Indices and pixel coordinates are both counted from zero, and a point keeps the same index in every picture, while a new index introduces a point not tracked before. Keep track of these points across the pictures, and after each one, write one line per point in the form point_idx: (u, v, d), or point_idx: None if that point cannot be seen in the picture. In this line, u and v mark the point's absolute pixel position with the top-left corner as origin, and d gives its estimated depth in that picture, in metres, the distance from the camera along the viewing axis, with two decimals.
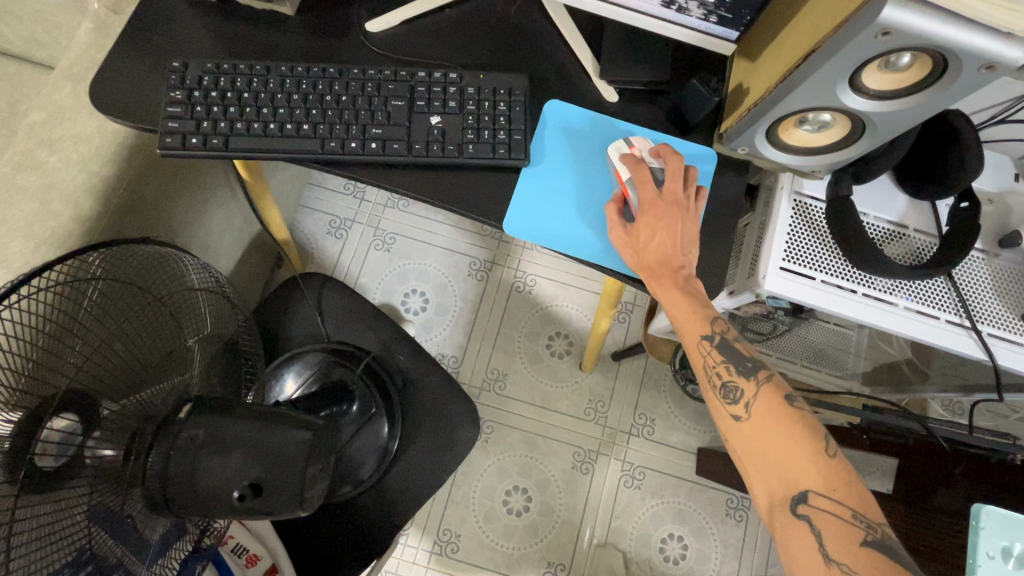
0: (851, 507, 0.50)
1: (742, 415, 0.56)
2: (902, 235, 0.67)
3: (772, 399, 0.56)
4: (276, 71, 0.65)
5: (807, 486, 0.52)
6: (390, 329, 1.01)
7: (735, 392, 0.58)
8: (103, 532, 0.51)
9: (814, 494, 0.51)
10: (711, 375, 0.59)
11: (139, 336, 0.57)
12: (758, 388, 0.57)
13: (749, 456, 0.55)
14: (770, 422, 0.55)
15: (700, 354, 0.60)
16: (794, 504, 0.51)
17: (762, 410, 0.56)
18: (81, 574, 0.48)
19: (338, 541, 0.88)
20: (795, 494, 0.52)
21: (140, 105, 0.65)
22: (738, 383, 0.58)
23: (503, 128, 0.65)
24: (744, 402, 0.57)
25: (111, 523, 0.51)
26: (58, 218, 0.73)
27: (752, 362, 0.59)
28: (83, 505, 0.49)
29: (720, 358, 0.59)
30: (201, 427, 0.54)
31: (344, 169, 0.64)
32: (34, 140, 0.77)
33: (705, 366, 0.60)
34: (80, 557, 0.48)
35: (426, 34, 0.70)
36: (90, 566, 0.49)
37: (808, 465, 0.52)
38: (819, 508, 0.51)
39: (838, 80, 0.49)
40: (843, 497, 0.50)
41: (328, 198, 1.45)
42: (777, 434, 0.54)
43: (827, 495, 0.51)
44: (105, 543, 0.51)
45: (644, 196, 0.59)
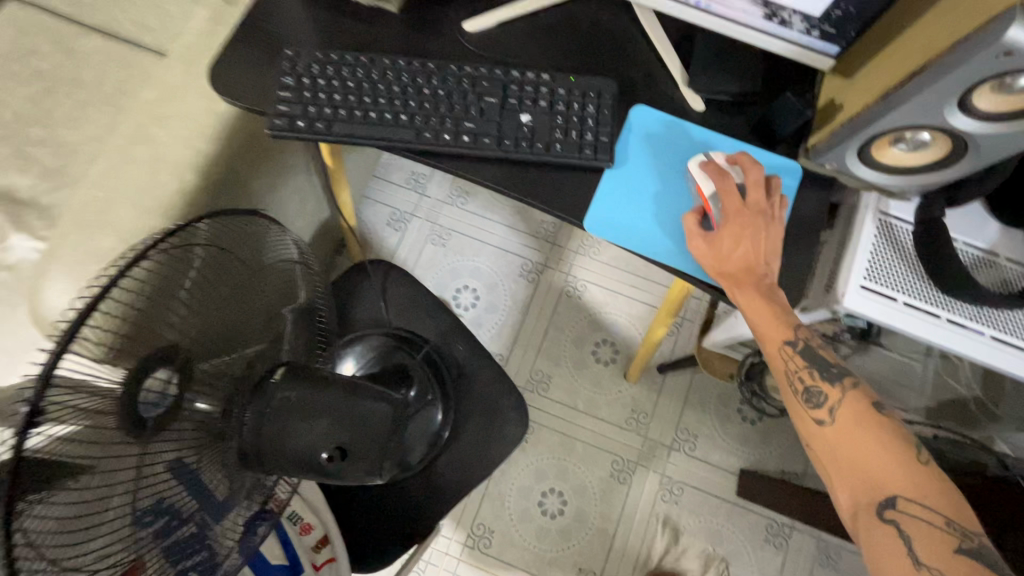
0: (943, 514, 0.50)
1: (826, 420, 0.57)
2: (993, 263, 0.66)
3: (858, 405, 0.57)
4: (378, 64, 0.69)
5: (897, 492, 0.51)
6: (448, 320, 1.04)
7: (819, 396, 0.58)
8: (178, 485, 0.53)
9: (904, 500, 0.51)
10: (793, 379, 0.60)
11: (231, 303, 0.60)
12: (843, 394, 0.57)
13: (833, 460, 0.55)
14: (856, 427, 0.55)
15: (781, 359, 0.60)
16: (882, 509, 0.51)
17: (848, 415, 0.56)
18: (160, 520, 0.51)
19: (384, 520, 0.91)
20: (883, 499, 0.52)
21: (254, 89, 0.70)
22: (822, 388, 0.58)
23: (590, 130, 0.67)
24: (828, 407, 0.57)
25: (185, 476, 0.53)
26: (165, 187, 0.78)
27: (838, 368, 0.59)
28: (167, 459, 0.51)
29: (804, 363, 0.59)
30: (293, 391, 0.59)
31: (435, 160, 0.67)
32: (147, 115, 0.82)
33: (787, 371, 0.60)
34: (158, 505, 0.51)
35: (520, 36, 0.73)
36: (167, 514, 0.51)
37: (897, 470, 0.52)
38: (909, 514, 0.50)
39: (944, 99, 0.49)
40: (936, 504, 0.50)
41: (390, 191, 1.50)
42: (864, 439, 0.54)
43: (918, 502, 0.50)
44: (180, 495, 0.53)
45: (727, 205, 0.60)
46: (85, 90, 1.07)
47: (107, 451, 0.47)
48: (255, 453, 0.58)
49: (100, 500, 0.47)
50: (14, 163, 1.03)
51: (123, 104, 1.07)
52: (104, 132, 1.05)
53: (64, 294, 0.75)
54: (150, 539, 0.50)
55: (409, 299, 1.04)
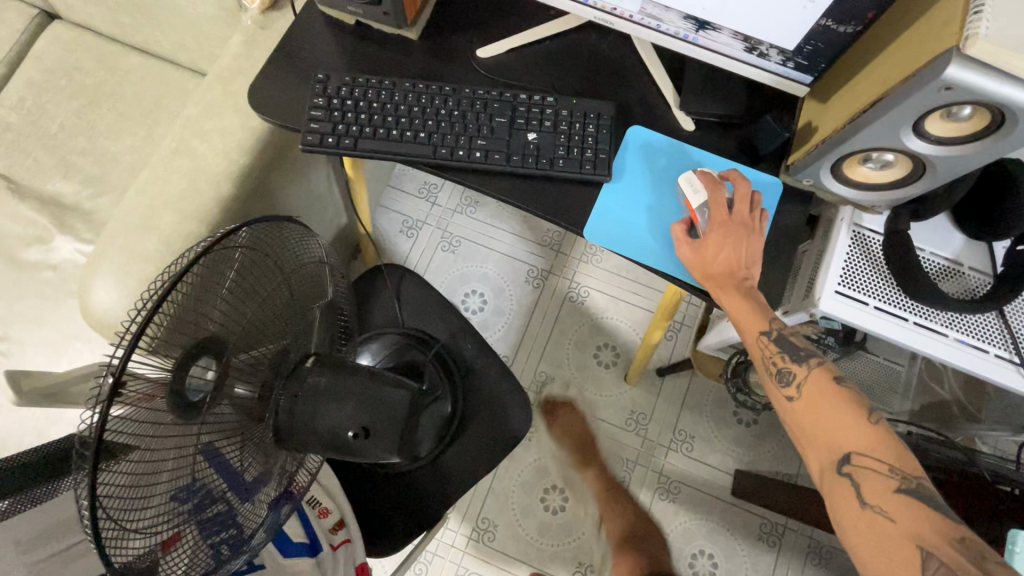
0: (888, 462, 0.56)
1: (795, 395, 0.63)
2: (958, 272, 0.72)
3: (822, 378, 0.63)
4: (400, 86, 0.76)
5: (850, 448, 0.57)
6: (457, 321, 1.11)
7: (789, 376, 0.64)
8: (208, 467, 0.59)
9: (857, 454, 0.57)
10: (767, 362, 0.65)
11: (267, 301, 0.67)
12: (809, 371, 0.63)
13: (800, 428, 0.61)
14: (819, 398, 0.61)
15: (758, 345, 0.66)
16: (839, 464, 0.57)
17: (813, 389, 0.62)
18: (192, 497, 0.57)
19: (396, 507, 0.98)
20: (839, 455, 0.57)
21: (288, 109, 0.78)
22: (791, 368, 0.64)
23: (590, 148, 0.74)
24: (796, 384, 0.63)
25: (216, 460, 0.60)
26: (204, 196, 0.86)
27: (806, 351, 0.65)
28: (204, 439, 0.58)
29: (777, 348, 0.65)
30: (322, 377, 0.68)
31: (450, 173, 0.75)
32: (188, 130, 0.91)
33: (761, 355, 0.66)
34: (191, 486, 0.57)
35: (527, 62, 0.81)
36: (199, 493, 0.58)
37: (851, 430, 0.58)
38: (861, 466, 0.56)
39: (902, 125, 0.56)
40: (882, 454, 0.56)
41: (403, 199, 1.58)
42: (824, 407, 0.61)
43: (868, 454, 0.56)
44: (211, 478, 0.59)
45: (715, 216, 0.66)
46: (126, 104, 1.16)
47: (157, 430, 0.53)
48: (287, 431, 0.67)
49: (152, 471, 0.53)
50: (60, 171, 1.12)
51: (161, 117, 1.16)
52: (143, 144, 1.14)
53: (112, 290, 0.83)
54: (185, 513, 0.57)
55: (422, 301, 1.11)
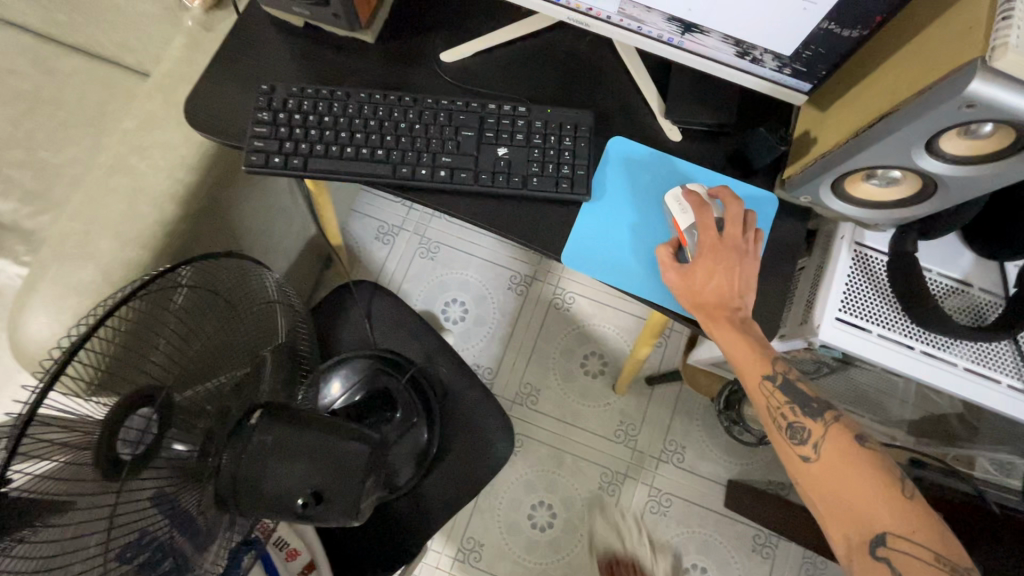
0: (932, 549, 0.52)
1: (811, 456, 0.59)
2: (965, 292, 0.66)
3: (842, 439, 0.59)
4: (355, 97, 0.68)
5: (885, 528, 0.54)
6: (434, 340, 1.04)
7: (802, 432, 0.60)
8: (163, 518, 0.53)
9: (894, 537, 0.53)
10: (775, 416, 0.61)
11: (210, 344, 0.60)
12: (826, 429, 0.59)
13: (821, 498, 0.57)
14: (842, 464, 0.57)
15: (763, 394, 0.62)
16: (873, 547, 0.54)
17: (832, 451, 0.58)
18: (144, 552, 0.51)
19: (370, 543, 0.92)
20: (873, 536, 0.54)
21: (231, 124, 0.70)
22: (804, 424, 0.60)
23: (567, 163, 0.67)
24: (812, 443, 0.59)
25: (169, 509, 0.53)
26: (145, 219, 0.78)
27: (818, 403, 0.61)
28: (150, 490, 0.52)
29: (785, 399, 0.61)
30: (269, 433, 0.60)
31: (413, 194, 0.67)
32: (127, 145, 0.82)
33: (769, 407, 0.62)
34: (141, 539, 0.51)
35: (497, 66, 0.73)
36: (152, 545, 0.51)
37: (884, 508, 0.54)
38: (899, 550, 0.53)
39: (914, 143, 0.49)
40: (923, 538, 0.53)
41: (378, 204, 1.50)
42: (850, 475, 0.56)
43: (906, 537, 0.53)
44: (163, 528, 0.53)
45: (703, 239, 0.60)
46: (66, 111, 1.07)
47: (87, 490, 0.46)
48: (233, 497, 0.59)
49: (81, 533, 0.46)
50: None
51: (105, 125, 1.06)
52: (85, 155, 1.05)
53: (44, 327, 0.75)
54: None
55: (394, 320, 1.04)
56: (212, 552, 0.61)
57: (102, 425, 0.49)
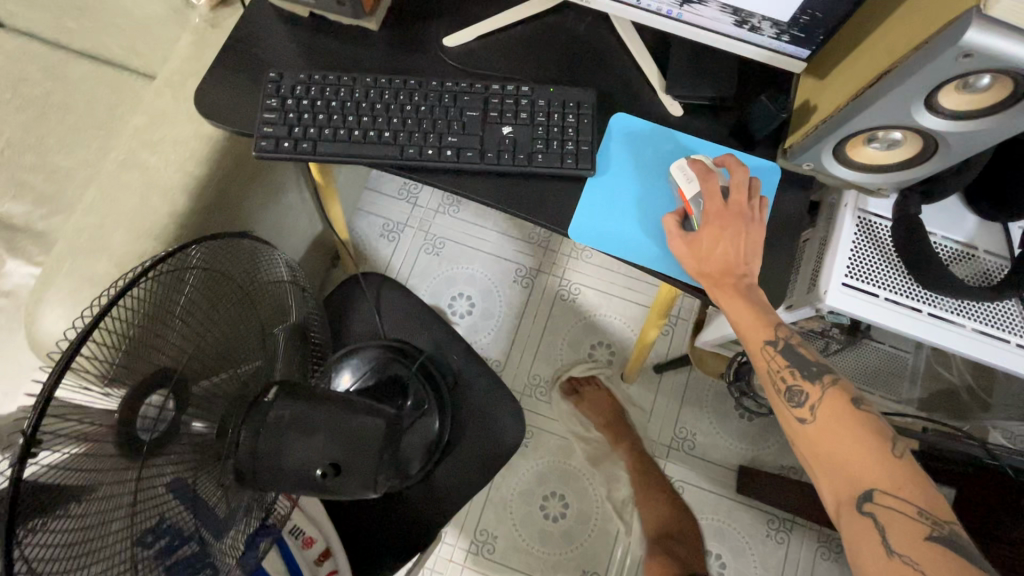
0: (918, 506, 0.52)
1: (807, 416, 0.59)
2: (971, 256, 0.67)
3: (838, 401, 0.58)
4: (361, 82, 0.70)
5: (873, 484, 0.53)
6: (443, 329, 1.05)
7: (801, 396, 0.60)
8: (182, 503, 0.53)
9: (881, 493, 0.53)
10: (776, 380, 0.62)
11: (224, 325, 0.61)
12: (824, 391, 0.59)
13: (814, 456, 0.58)
14: (837, 424, 0.57)
15: (765, 359, 0.62)
16: (860, 502, 0.53)
17: (827, 411, 0.58)
18: (161, 539, 0.51)
19: (384, 531, 0.92)
20: (860, 492, 0.54)
21: (241, 112, 0.72)
22: (803, 387, 0.60)
23: (571, 140, 0.68)
24: (809, 405, 0.59)
25: (187, 495, 0.54)
26: (157, 211, 0.80)
27: (817, 367, 0.61)
28: (171, 473, 0.52)
29: (785, 363, 0.62)
30: (287, 407, 0.60)
31: (420, 174, 0.69)
32: (138, 141, 0.84)
33: (769, 371, 0.62)
34: (160, 525, 0.51)
35: (499, 49, 0.74)
36: (170, 531, 0.52)
37: (875, 466, 0.54)
38: (885, 506, 0.52)
39: (912, 100, 0.50)
40: (910, 495, 0.52)
41: (383, 202, 1.51)
42: (843, 434, 0.56)
43: (893, 494, 0.52)
44: (181, 515, 0.53)
45: (708, 207, 0.61)
46: (77, 115, 1.09)
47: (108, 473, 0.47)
48: (251, 472, 0.60)
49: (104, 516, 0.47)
50: (10, 191, 1.05)
51: (115, 128, 1.08)
52: (96, 157, 1.06)
53: (60, 319, 0.77)
54: (151, 562, 0.51)
55: (404, 311, 1.05)
56: (231, 532, 0.61)
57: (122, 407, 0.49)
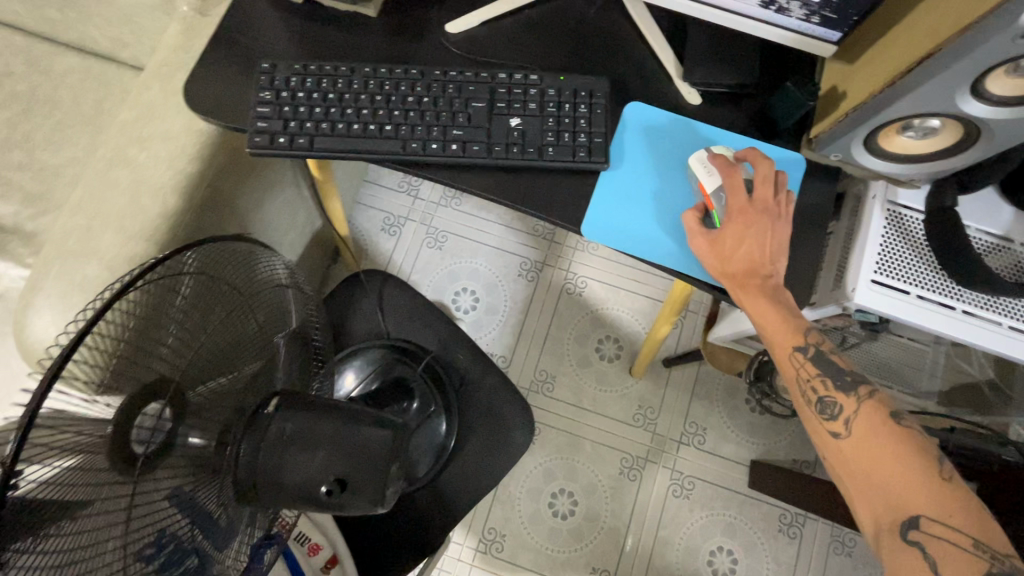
0: (971, 536, 0.48)
1: (842, 432, 0.56)
2: (1007, 249, 0.63)
3: (874, 416, 0.56)
4: (359, 72, 0.66)
5: (919, 510, 0.50)
6: (448, 327, 1.01)
7: (833, 407, 0.57)
8: (179, 517, 0.50)
9: (928, 520, 0.49)
10: (804, 388, 0.59)
11: (222, 331, 0.57)
12: (859, 405, 0.57)
13: (850, 476, 0.54)
14: (875, 441, 0.54)
15: (793, 366, 0.60)
16: (904, 529, 0.50)
17: (864, 428, 0.55)
18: (162, 554, 0.48)
19: (391, 536, 0.90)
20: (904, 519, 0.50)
21: (233, 106, 0.68)
22: (836, 398, 0.58)
23: (583, 131, 0.64)
24: (843, 418, 0.57)
25: (186, 507, 0.51)
26: (148, 211, 0.76)
27: (851, 377, 0.59)
28: (168, 487, 0.50)
29: (815, 371, 0.59)
30: (289, 421, 0.57)
31: (424, 170, 0.65)
32: (126, 137, 0.80)
33: (798, 378, 0.60)
34: (160, 539, 0.48)
35: (505, 35, 0.70)
36: (170, 546, 0.49)
37: (921, 490, 0.50)
38: (933, 535, 0.49)
39: (957, 86, 0.47)
40: (961, 524, 0.49)
41: (382, 195, 1.47)
42: (884, 453, 0.53)
43: (942, 522, 0.49)
44: (181, 524, 0.50)
45: (731, 203, 0.58)
46: (63, 110, 1.05)
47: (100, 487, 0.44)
48: (252, 489, 0.56)
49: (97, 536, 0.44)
50: None
51: (104, 123, 1.04)
52: (85, 153, 1.03)
53: (50, 326, 0.73)
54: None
55: (408, 310, 1.02)
56: (231, 548, 0.58)
57: (115, 423, 0.46)
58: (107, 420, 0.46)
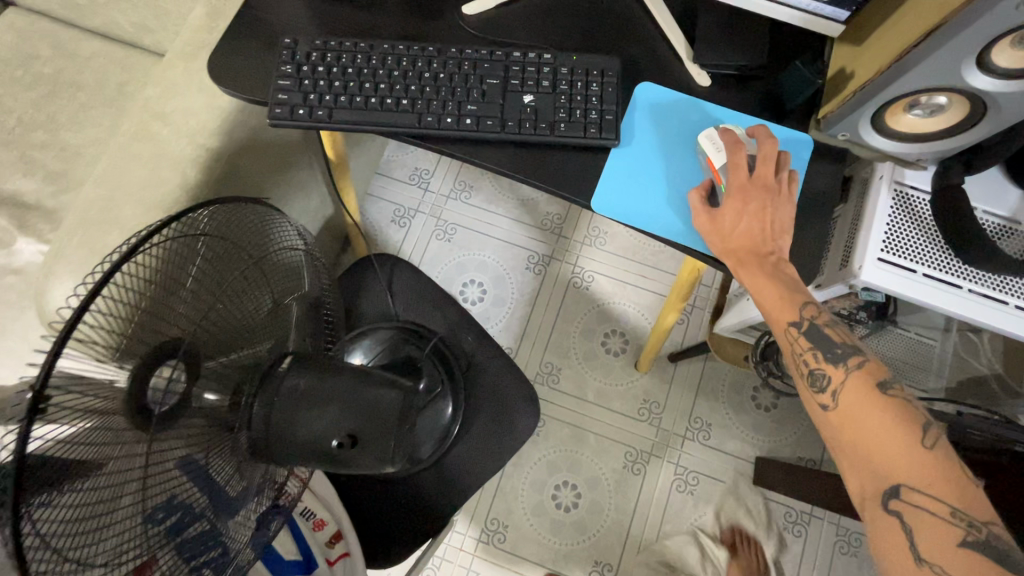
0: (949, 504, 0.48)
1: (830, 403, 0.57)
2: (1016, 231, 0.63)
3: (861, 385, 0.56)
4: (377, 49, 0.68)
5: (898, 479, 0.50)
6: (456, 311, 1.02)
7: (823, 379, 0.58)
8: (191, 485, 0.51)
9: (908, 489, 0.49)
10: (799, 362, 0.60)
11: (235, 295, 0.58)
12: (847, 375, 0.57)
13: (838, 448, 0.55)
14: (859, 410, 0.54)
15: (788, 340, 0.60)
16: (885, 498, 0.50)
17: (851, 398, 0.55)
18: (173, 517, 0.50)
19: (395, 515, 0.90)
20: (886, 487, 0.50)
21: (255, 80, 0.70)
22: (825, 370, 0.58)
23: (595, 109, 0.66)
24: (831, 390, 0.57)
25: (198, 476, 0.52)
26: (168, 184, 0.78)
27: (844, 349, 0.59)
28: (178, 455, 0.50)
29: (808, 345, 0.60)
30: (302, 378, 0.59)
31: (438, 144, 0.66)
32: (149, 113, 0.82)
33: (793, 353, 0.61)
34: (171, 502, 0.49)
35: (520, 18, 0.72)
36: (179, 512, 0.50)
37: (902, 458, 0.50)
38: (912, 503, 0.49)
39: (963, 56, 0.48)
40: (941, 493, 0.48)
41: (394, 187, 1.50)
42: (868, 422, 0.53)
43: (922, 491, 0.49)
44: (190, 492, 0.51)
45: (733, 179, 0.59)
46: (87, 92, 1.08)
47: (116, 445, 0.45)
48: (265, 444, 0.58)
49: (110, 493, 0.45)
50: (18, 167, 1.03)
51: (126, 106, 1.07)
52: (106, 134, 1.05)
53: (70, 295, 0.75)
54: (162, 536, 0.49)
55: (417, 293, 1.03)
56: (242, 508, 0.59)
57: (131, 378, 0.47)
58: (121, 384, 0.46)
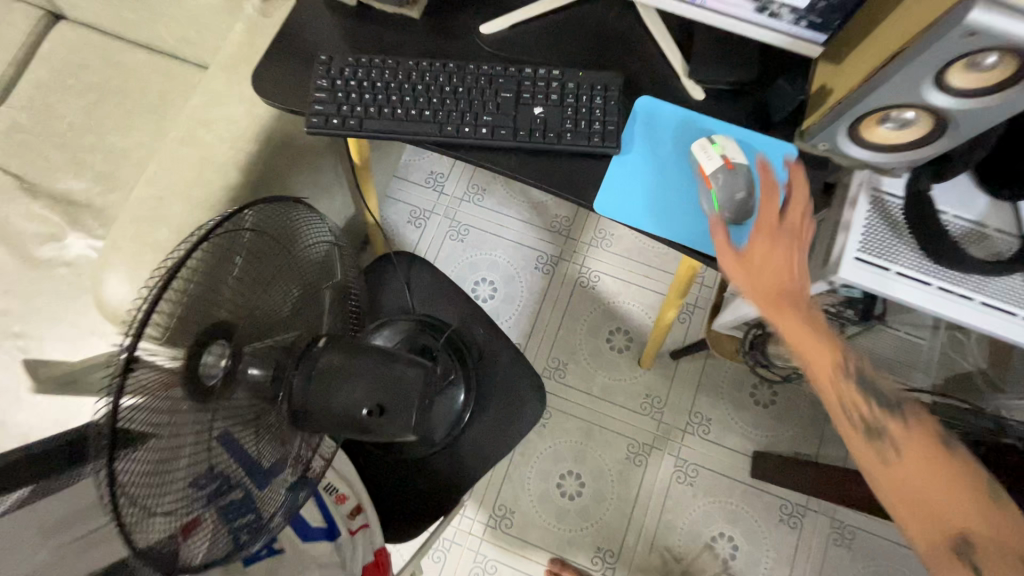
0: (1014, 550, 0.53)
1: (894, 457, 0.60)
2: (983, 234, 0.69)
3: (925, 439, 0.60)
4: (403, 65, 0.75)
5: (964, 528, 0.55)
6: (469, 305, 1.09)
7: (880, 432, 0.61)
8: (228, 456, 0.59)
9: (975, 537, 0.54)
10: (847, 411, 0.62)
11: (274, 286, 0.65)
12: (906, 428, 0.61)
13: (902, 503, 0.58)
14: (925, 465, 0.58)
15: (834, 385, 0.62)
16: (955, 546, 0.54)
17: (917, 452, 0.59)
18: (212, 483, 0.57)
19: (411, 492, 0.98)
20: (955, 538, 0.55)
21: (293, 92, 0.78)
22: (882, 423, 0.61)
23: (598, 120, 0.73)
24: (894, 445, 0.60)
25: (234, 448, 0.59)
26: (212, 184, 0.86)
27: (894, 399, 0.62)
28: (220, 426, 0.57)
29: (857, 394, 0.62)
30: (335, 355, 0.67)
31: (457, 151, 0.74)
32: (195, 120, 0.90)
33: (841, 401, 0.62)
34: (211, 471, 0.57)
35: (532, 36, 0.80)
36: (218, 479, 0.58)
37: (969, 509, 0.55)
38: (981, 550, 0.53)
39: (921, 78, 0.54)
40: (1006, 540, 0.54)
41: (411, 189, 1.58)
42: (934, 475, 0.58)
43: (989, 538, 0.54)
44: (228, 463, 0.59)
45: (763, 225, 0.64)
46: (132, 100, 1.17)
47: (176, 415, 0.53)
48: (303, 412, 0.66)
49: (170, 456, 0.53)
50: (70, 169, 1.13)
51: (167, 113, 1.16)
52: (149, 139, 1.14)
53: (124, 283, 0.84)
54: (202, 499, 0.57)
55: (432, 288, 1.10)
56: (281, 471, 0.66)
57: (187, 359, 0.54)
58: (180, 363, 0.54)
